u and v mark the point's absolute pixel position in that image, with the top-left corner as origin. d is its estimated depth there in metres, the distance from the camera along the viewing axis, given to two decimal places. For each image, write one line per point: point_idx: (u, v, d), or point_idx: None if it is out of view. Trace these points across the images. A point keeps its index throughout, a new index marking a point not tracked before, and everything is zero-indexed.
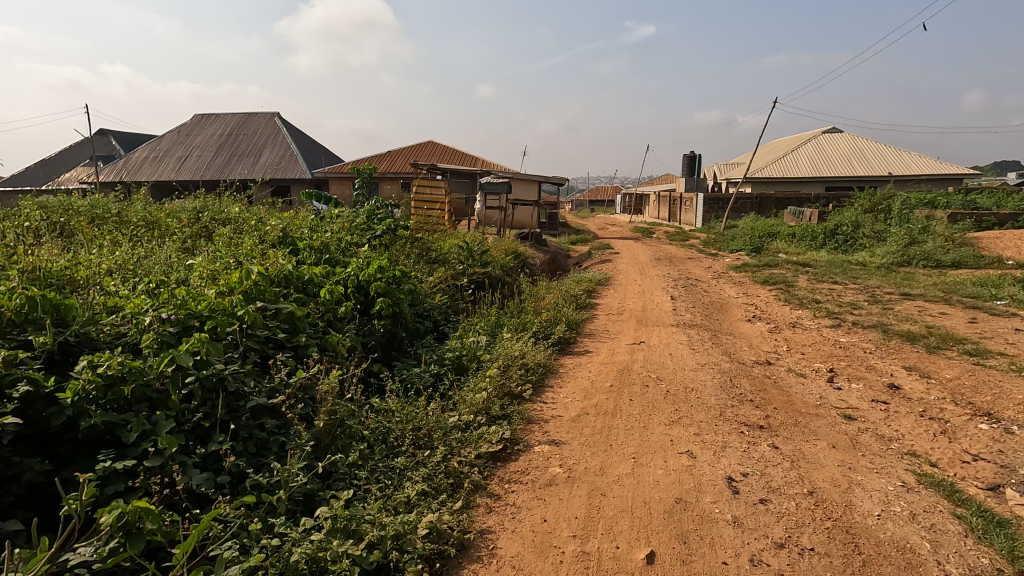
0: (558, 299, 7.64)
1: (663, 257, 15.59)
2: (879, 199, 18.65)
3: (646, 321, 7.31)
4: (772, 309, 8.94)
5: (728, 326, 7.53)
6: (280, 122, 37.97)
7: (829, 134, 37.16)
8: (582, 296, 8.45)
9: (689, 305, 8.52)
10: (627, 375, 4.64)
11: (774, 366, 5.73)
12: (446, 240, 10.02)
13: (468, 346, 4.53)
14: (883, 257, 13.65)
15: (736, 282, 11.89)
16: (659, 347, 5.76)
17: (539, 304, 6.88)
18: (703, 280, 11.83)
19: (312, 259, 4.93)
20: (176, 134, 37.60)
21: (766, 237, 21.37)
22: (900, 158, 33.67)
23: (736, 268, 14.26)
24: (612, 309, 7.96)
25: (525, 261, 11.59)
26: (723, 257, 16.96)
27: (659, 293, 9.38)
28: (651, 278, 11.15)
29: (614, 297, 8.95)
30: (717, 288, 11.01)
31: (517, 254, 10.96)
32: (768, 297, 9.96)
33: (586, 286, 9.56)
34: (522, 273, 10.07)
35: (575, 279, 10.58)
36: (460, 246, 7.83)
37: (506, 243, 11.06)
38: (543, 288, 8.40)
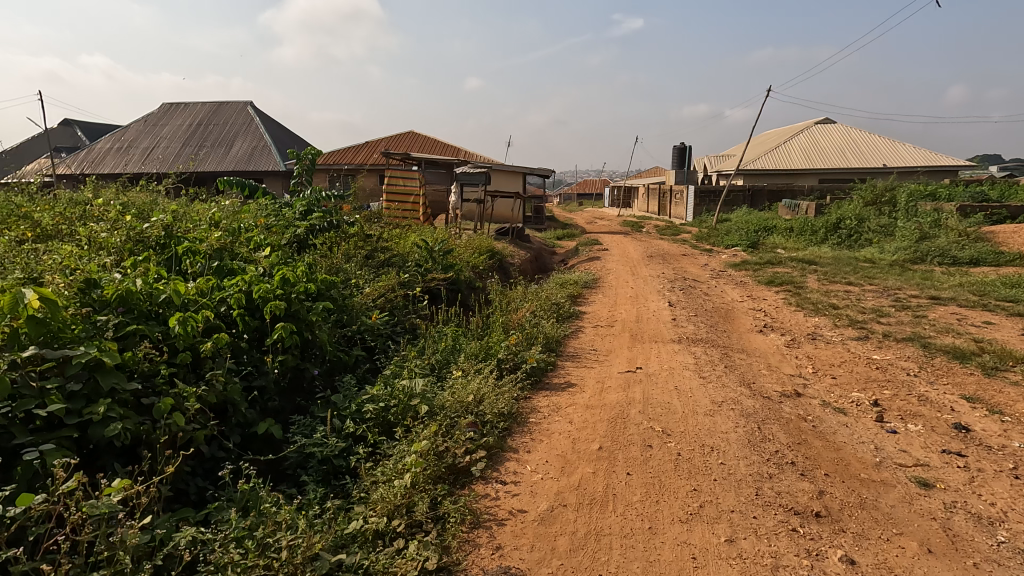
0: (535, 309, 6.37)
1: (655, 253, 14.42)
2: (882, 190, 17.60)
3: (641, 335, 6.10)
4: (784, 317, 7.76)
5: (738, 340, 6.33)
6: (254, 111, 36.21)
7: (822, 126, 36.25)
8: (565, 303, 7.21)
9: (690, 313, 7.31)
10: (621, 427, 3.37)
11: (804, 399, 4.54)
12: (411, 234, 8.72)
13: (401, 392, 3.26)
14: (893, 254, 12.58)
15: (737, 282, 10.74)
16: (660, 376, 4.51)
17: (510, 317, 5.59)
18: (701, 281, 10.63)
19: (192, 269, 3.63)
20: (143, 123, 35.68)
21: (762, 232, 20.28)
22: (895, 149, 32.78)
23: (735, 265, 13.11)
24: (600, 320, 6.72)
25: (504, 260, 10.31)
26: (720, 254, 15.83)
27: (656, 297, 8.15)
28: (644, 278, 9.96)
29: (603, 303, 7.71)
30: (718, 289, 9.84)
31: (494, 253, 9.68)
32: (776, 300, 8.80)
33: (571, 290, 8.31)
34: (498, 276, 8.79)
35: (560, 281, 9.33)
36: (419, 246, 6.52)
37: (482, 241, 9.76)
38: (520, 296, 7.12)
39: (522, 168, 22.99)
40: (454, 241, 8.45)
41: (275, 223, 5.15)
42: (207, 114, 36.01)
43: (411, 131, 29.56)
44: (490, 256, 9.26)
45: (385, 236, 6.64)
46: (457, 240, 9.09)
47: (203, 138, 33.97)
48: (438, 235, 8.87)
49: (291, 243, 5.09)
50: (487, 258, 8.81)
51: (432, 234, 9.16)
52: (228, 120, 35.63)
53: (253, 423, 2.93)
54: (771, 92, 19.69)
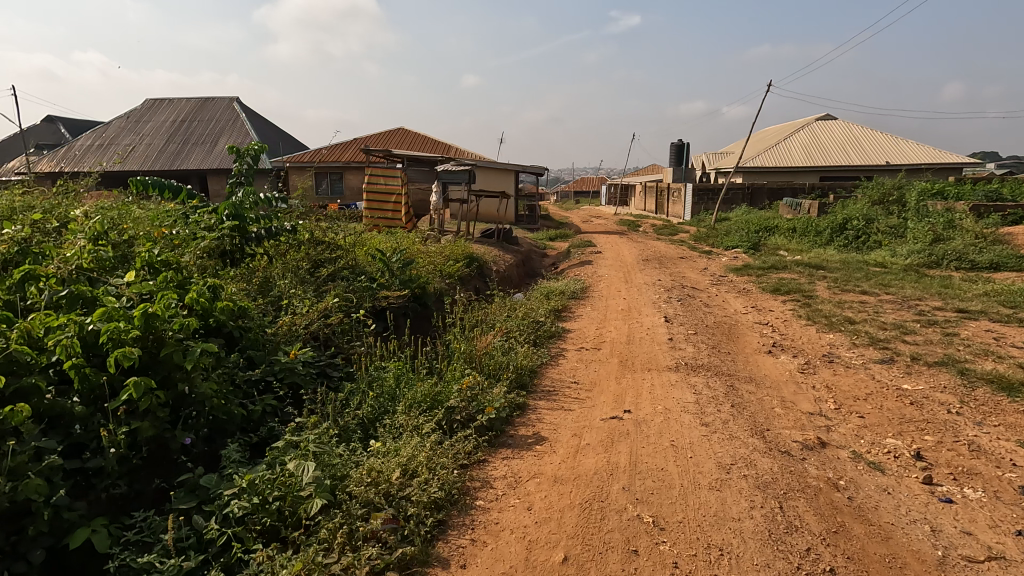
0: (508, 330, 5.47)
1: (652, 257, 13.56)
2: (890, 188, 16.72)
3: (632, 360, 5.23)
4: (795, 335, 6.88)
5: (744, 366, 5.46)
6: (240, 107, 35.25)
7: (824, 122, 35.41)
8: (548, 320, 6.31)
9: (689, 330, 6.43)
10: (597, 520, 2.48)
11: (831, 453, 3.65)
12: (378, 239, 7.83)
13: (290, 474, 2.35)
14: (906, 257, 11.73)
15: (740, 290, 9.88)
16: (652, 424, 3.63)
17: (473, 342, 4.68)
18: (700, 289, 9.76)
19: (34, 300, 2.78)
20: (126, 120, 34.73)
21: (764, 232, 19.41)
22: (899, 146, 31.92)
23: (737, 270, 12.25)
24: (585, 341, 5.83)
25: (486, 266, 9.43)
26: (719, 256, 14.97)
27: (651, 311, 7.28)
28: (638, 286, 9.11)
29: (591, 319, 6.82)
30: (719, 299, 8.99)
31: (474, 260, 8.81)
32: (784, 313, 7.95)
33: (556, 303, 7.42)
34: (475, 287, 7.91)
35: (546, 291, 8.45)
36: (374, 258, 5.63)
37: (460, 247, 8.87)
38: (494, 312, 6.22)
39: (514, 166, 22.10)
40: (424, 249, 7.55)
41: (188, 234, 4.25)
42: (193, 111, 35.03)
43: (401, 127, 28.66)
44: (468, 265, 8.38)
45: (336, 245, 5.75)
46: (431, 247, 8.21)
47: (187, 135, 33.03)
48: (409, 242, 7.98)
49: (202, 258, 4.22)
50: (464, 266, 7.93)
51: (403, 240, 8.30)
52: (214, 116, 34.65)
53: (70, 530, 2.07)
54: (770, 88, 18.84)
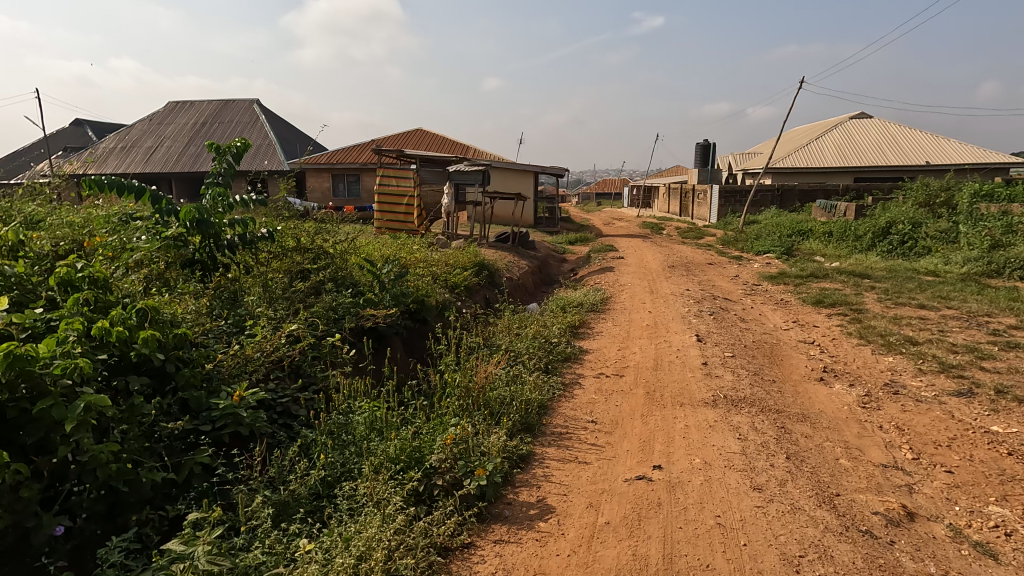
0: (513, 354, 4.73)
1: (678, 263, 12.71)
2: (937, 189, 15.55)
3: (661, 391, 4.45)
4: (847, 359, 5.99)
5: (794, 399, 4.62)
6: (260, 109, 35.21)
7: (858, 121, 33.91)
8: (562, 339, 5.55)
9: (725, 352, 5.60)
10: None
11: (923, 530, 2.83)
12: (380, 245, 7.19)
13: None
14: (961, 266, 10.67)
15: (778, 301, 8.99)
16: (690, 490, 2.86)
17: (469, 371, 3.93)
18: (734, 300, 8.90)
19: None
20: (149, 122, 34.93)
21: (797, 236, 18.33)
22: (939, 145, 30.31)
23: (771, 277, 11.32)
24: (605, 365, 5.07)
25: (498, 274, 8.71)
26: (750, 262, 14.03)
27: (680, 327, 6.46)
28: (665, 297, 8.30)
29: (611, 337, 6.03)
30: (756, 312, 8.12)
31: (483, 266, 8.09)
32: (831, 331, 7.06)
33: (571, 317, 6.64)
34: (483, 298, 7.18)
35: (561, 302, 7.70)
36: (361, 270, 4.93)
37: (469, 253, 8.15)
38: (500, 330, 5.46)
39: (533, 167, 21.36)
40: (425, 257, 6.83)
41: (115, 254, 3.70)
42: (214, 113, 35.16)
43: (419, 128, 28.19)
44: (477, 273, 7.65)
45: (319, 253, 5.07)
46: (434, 254, 7.51)
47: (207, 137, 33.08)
48: (411, 249, 7.29)
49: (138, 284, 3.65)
50: (472, 275, 7.21)
51: (406, 246, 7.63)
52: (234, 118, 34.67)
53: None
54: (803, 85, 17.82)
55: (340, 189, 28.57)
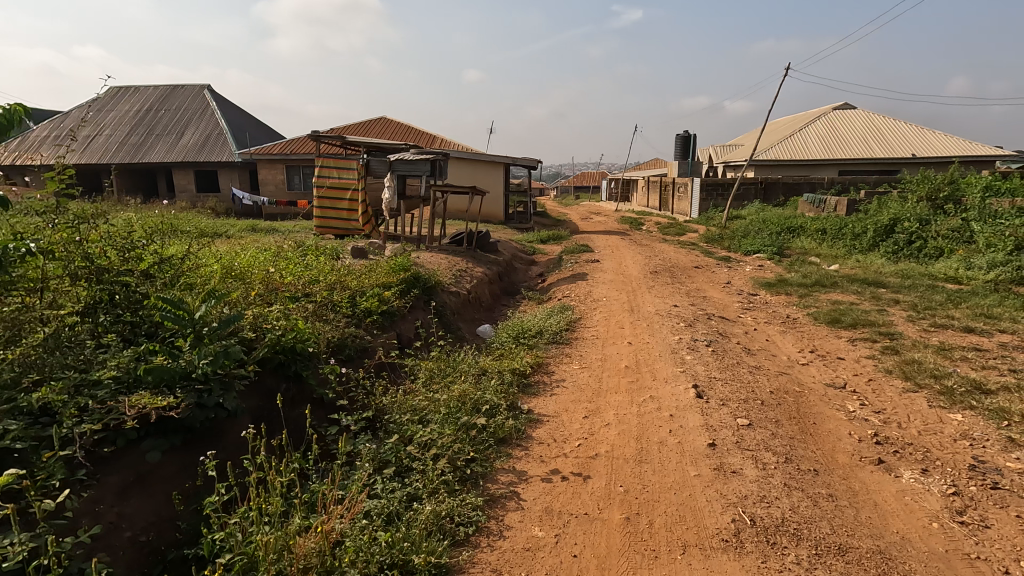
0: (412, 449, 2.96)
1: (661, 267, 11.10)
2: (940, 183, 14.19)
3: (651, 517, 2.71)
4: (901, 418, 4.33)
5: (855, 514, 2.94)
6: (211, 96, 32.69)
7: (842, 112, 32.84)
8: (501, 404, 3.78)
9: (739, 416, 3.90)
10: None
11: None
12: (271, 262, 5.37)
13: None
14: (986, 271, 9.24)
15: (785, 319, 7.37)
16: None
17: (303, 521, 2.22)
18: (731, 318, 7.27)
19: None
20: (88, 108, 32.07)
21: (788, 233, 16.87)
22: (925, 137, 29.30)
23: (769, 285, 9.75)
24: (562, 452, 3.31)
25: (440, 290, 6.91)
26: (741, 265, 12.50)
27: (670, 370, 4.75)
28: (647, 317, 6.63)
29: (576, 392, 4.27)
30: (762, 336, 6.48)
31: (416, 283, 6.27)
32: (864, 369, 5.43)
33: (522, 357, 4.86)
34: (408, 328, 5.34)
35: (516, 328, 5.91)
36: (160, 302, 3.06)
37: (398, 264, 6.30)
38: (409, 393, 3.68)
39: (501, 158, 19.54)
40: (322, 281, 5.00)
41: None
42: (161, 101, 32.54)
43: (381, 116, 26.17)
44: (404, 293, 5.83)
45: (109, 282, 3.24)
46: (345, 270, 5.67)
47: (151, 126, 30.47)
48: (311, 267, 5.44)
49: None
50: (393, 297, 5.40)
51: (307, 260, 5.76)
52: (182, 106, 32.10)
53: None
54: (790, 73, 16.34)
55: (297, 182, 26.39)
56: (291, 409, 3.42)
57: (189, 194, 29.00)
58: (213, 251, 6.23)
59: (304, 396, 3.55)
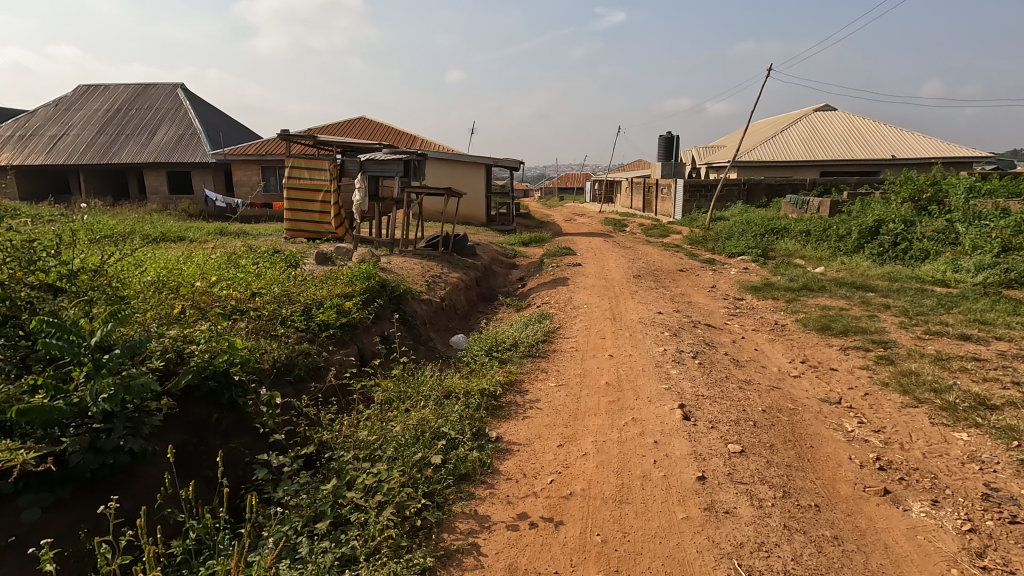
0: (353, 498, 2.54)
1: (644, 270, 10.77)
2: (923, 184, 14.10)
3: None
4: (903, 439, 3.99)
5: (865, 562, 2.57)
6: (184, 95, 31.76)
7: (822, 113, 33.01)
8: (465, 433, 3.35)
9: (729, 441, 3.52)
10: None
11: None
12: (219, 270, 4.89)
13: None
14: (974, 273, 9.05)
15: (773, 327, 7.06)
16: None
17: None
18: (717, 325, 6.93)
19: None
20: (54, 107, 30.93)
21: (772, 235, 16.69)
22: (904, 139, 29.51)
23: (755, 289, 9.46)
24: (532, 491, 2.90)
25: (409, 299, 6.45)
26: (726, 268, 12.22)
27: (654, 388, 4.37)
28: (630, 326, 6.26)
29: (550, 415, 3.87)
30: (750, 346, 6.14)
31: (380, 294, 5.81)
32: (859, 382, 5.11)
33: (492, 375, 4.44)
34: (369, 344, 4.90)
35: (489, 340, 5.48)
36: (52, 325, 2.55)
37: (362, 272, 5.84)
38: (358, 423, 3.24)
39: (481, 159, 19.11)
40: (269, 295, 4.53)
41: None
42: (132, 99, 31.52)
43: (361, 116, 25.60)
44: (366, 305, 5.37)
45: None
46: (300, 281, 5.19)
47: (121, 126, 29.48)
48: (262, 278, 4.96)
49: None
50: (353, 308, 4.95)
51: (259, 269, 5.27)
52: (153, 105, 31.13)
53: None
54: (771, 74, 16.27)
55: (272, 183, 25.67)
56: (221, 441, 3.05)
57: (160, 195, 28.08)
58: (158, 258, 5.71)
59: (238, 425, 3.18)
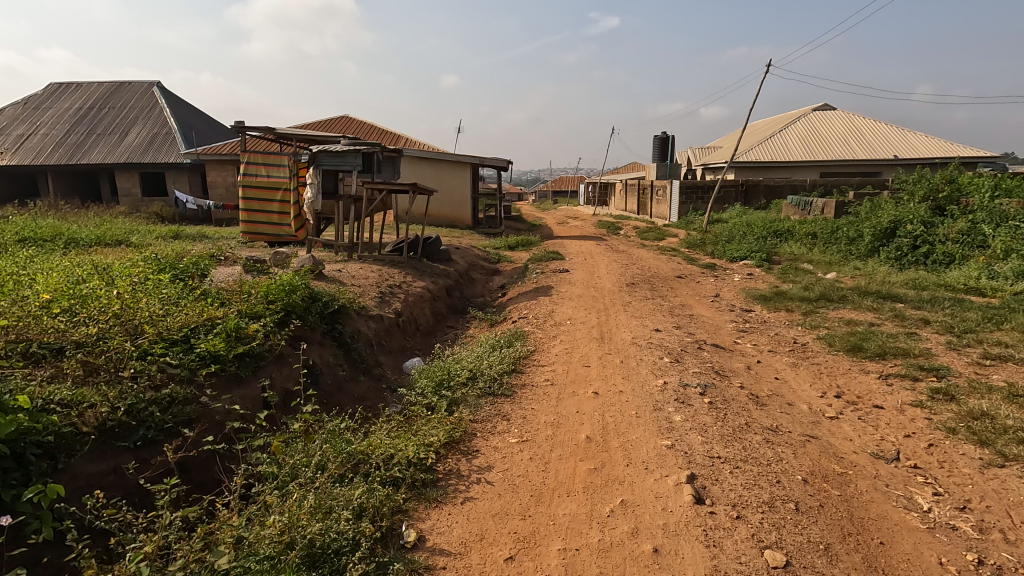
0: None
1: (638, 278, 9.63)
2: (939, 183, 13.05)
3: None
4: (1003, 523, 2.82)
5: None
6: (160, 93, 30.49)
7: (822, 113, 32.07)
8: (359, 545, 2.17)
9: (767, 545, 2.34)
10: None
11: None
12: (75, 287, 3.69)
13: None
14: (1013, 281, 7.95)
15: (793, 348, 5.90)
16: None
17: None
18: (726, 346, 5.77)
19: None
20: (23, 106, 29.57)
21: (775, 238, 15.59)
22: (906, 138, 28.56)
23: (764, 298, 8.32)
24: None
25: (350, 317, 5.26)
26: (728, 274, 11.09)
27: (651, 446, 3.18)
28: (621, 349, 5.08)
29: (502, 496, 2.68)
30: (768, 374, 4.97)
31: (306, 312, 4.64)
32: (918, 426, 3.93)
33: (428, 429, 3.25)
34: (274, 380, 3.78)
35: (438, 370, 4.29)
36: None
37: (284, 283, 4.66)
38: (181, 538, 2.09)
39: (465, 158, 17.93)
40: (122, 317, 3.36)
41: None
42: (105, 98, 30.22)
43: (343, 115, 24.44)
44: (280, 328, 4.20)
45: None
46: (191, 298, 4.01)
47: (93, 125, 28.17)
48: (132, 294, 3.76)
49: None
50: (252, 338, 3.79)
51: (139, 283, 4.07)
52: (127, 104, 29.84)
53: None
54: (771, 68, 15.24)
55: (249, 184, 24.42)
56: None
57: (132, 198, 26.73)
58: (22, 269, 4.50)
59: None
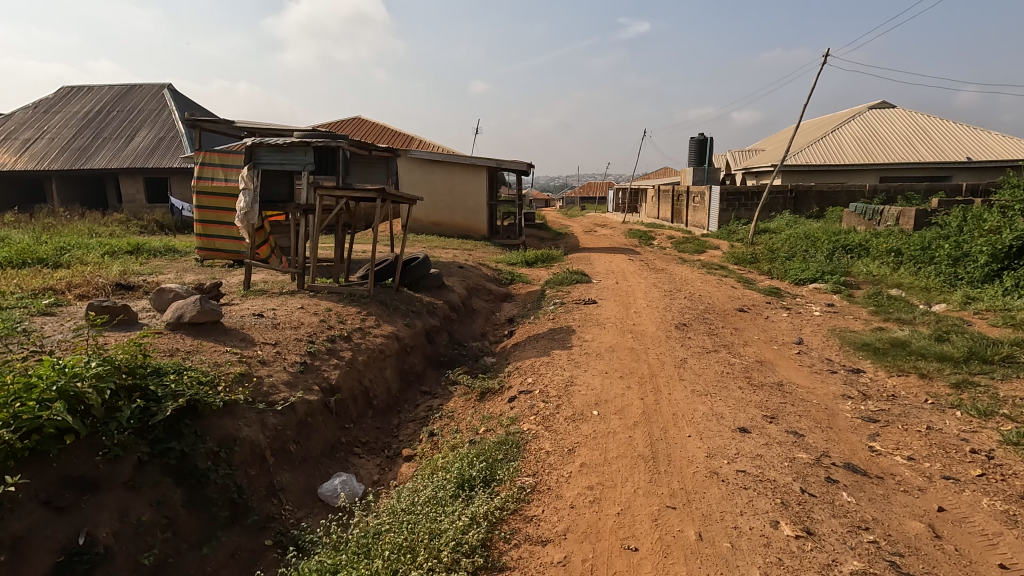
0: None
1: (688, 313, 7.26)
2: None
3: None
4: None
5: None
6: (170, 95, 29.32)
7: (879, 111, 28.94)
8: None
9: None
10: None
11: None
12: None
13: None
14: None
15: (976, 465, 3.47)
16: None
17: None
18: (864, 463, 3.38)
19: None
20: (32, 110, 28.75)
21: (845, 254, 12.93)
22: (979, 139, 25.24)
23: (875, 350, 5.84)
24: None
25: (223, 415, 3.09)
26: (800, 306, 8.61)
27: None
28: (693, 492, 2.76)
29: None
30: (980, 552, 2.59)
31: (96, 425, 2.53)
32: None
33: None
34: None
35: None
36: None
37: (56, 365, 2.54)
38: None
39: (480, 161, 15.75)
40: None
41: None
42: (114, 101, 29.20)
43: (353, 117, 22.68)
44: None
45: None
46: None
47: (98, 128, 27.06)
48: None
49: None
50: None
51: None
52: (136, 107, 28.70)
53: None
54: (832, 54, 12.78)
55: None
56: None
57: (136, 205, 25.36)
58: None
59: None
